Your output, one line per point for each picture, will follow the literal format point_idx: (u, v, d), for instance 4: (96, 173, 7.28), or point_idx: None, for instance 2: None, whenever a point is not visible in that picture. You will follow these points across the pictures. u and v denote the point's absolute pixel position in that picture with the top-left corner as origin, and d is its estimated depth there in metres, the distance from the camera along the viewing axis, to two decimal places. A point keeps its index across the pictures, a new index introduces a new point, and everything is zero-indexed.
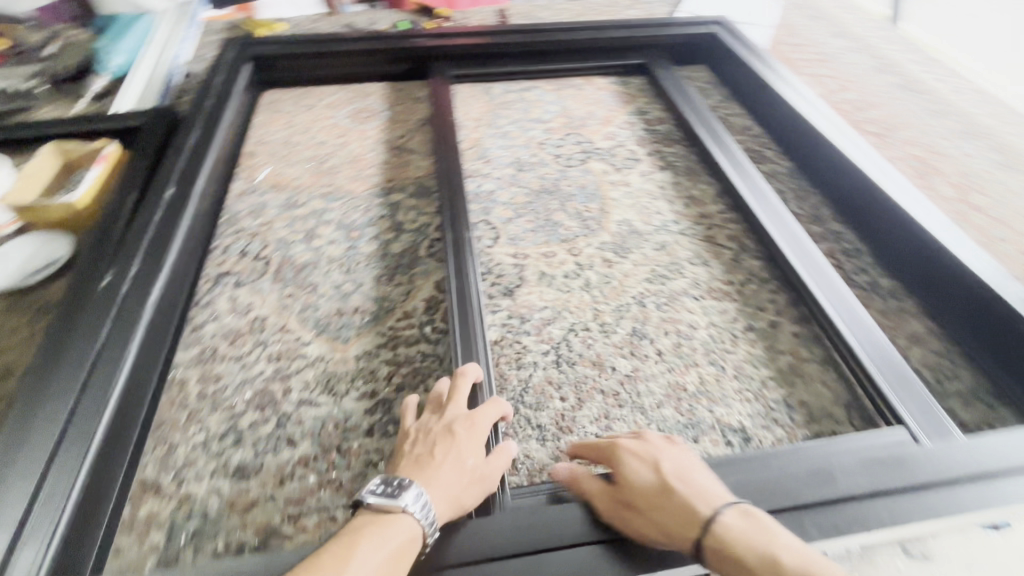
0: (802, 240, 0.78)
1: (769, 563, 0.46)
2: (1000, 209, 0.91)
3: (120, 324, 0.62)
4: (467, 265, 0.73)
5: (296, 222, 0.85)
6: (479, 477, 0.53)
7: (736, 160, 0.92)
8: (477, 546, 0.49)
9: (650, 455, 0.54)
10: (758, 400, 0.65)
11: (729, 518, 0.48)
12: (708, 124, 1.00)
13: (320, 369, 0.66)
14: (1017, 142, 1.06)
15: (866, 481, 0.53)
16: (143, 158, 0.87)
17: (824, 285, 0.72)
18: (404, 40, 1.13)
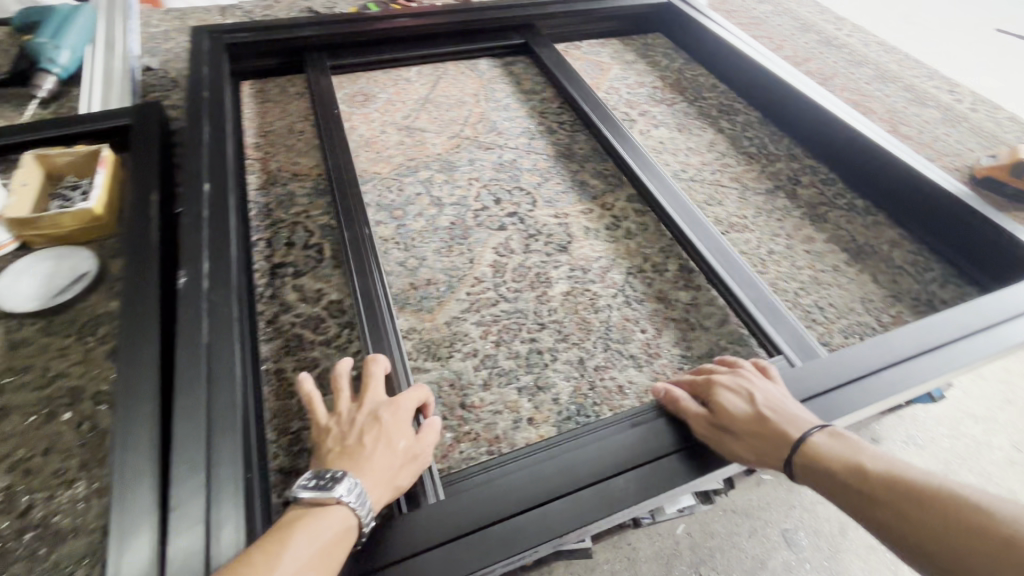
0: (679, 199, 0.84)
1: (859, 474, 0.51)
2: (922, 137, 1.11)
3: (218, 323, 0.60)
4: (370, 263, 0.70)
5: (333, 208, 0.84)
6: (407, 456, 0.52)
7: (619, 132, 0.96)
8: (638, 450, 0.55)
9: (744, 389, 0.59)
10: (797, 307, 0.77)
11: (820, 440, 0.54)
12: (588, 97, 1.03)
13: (416, 340, 0.68)
14: (919, 82, 1.29)
15: (915, 342, 0.65)
16: (148, 157, 0.81)
17: (704, 239, 0.78)
18: (378, 22, 1.11)
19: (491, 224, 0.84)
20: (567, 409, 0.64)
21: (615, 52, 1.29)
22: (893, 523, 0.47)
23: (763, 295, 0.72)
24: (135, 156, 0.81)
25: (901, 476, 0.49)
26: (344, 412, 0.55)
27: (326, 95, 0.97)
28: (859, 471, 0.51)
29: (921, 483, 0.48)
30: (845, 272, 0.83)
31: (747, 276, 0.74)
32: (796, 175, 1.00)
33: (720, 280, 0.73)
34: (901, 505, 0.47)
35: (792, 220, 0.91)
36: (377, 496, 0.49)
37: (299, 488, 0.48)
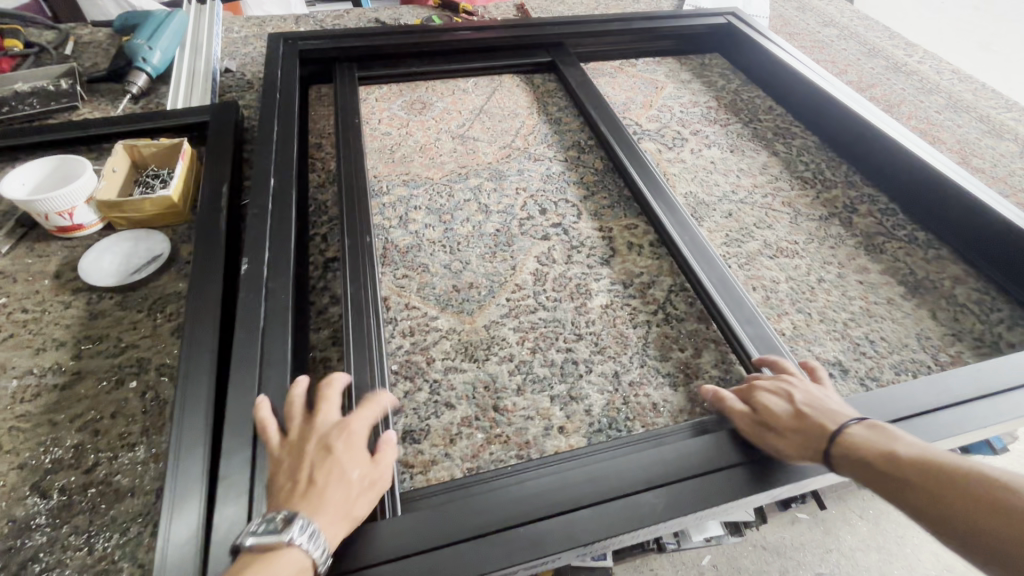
0: (688, 227, 0.82)
1: (891, 461, 0.49)
2: (996, 171, 1.05)
3: (272, 310, 0.63)
4: (363, 273, 0.72)
5: (386, 208, 0.88)
6: (367, 481, 0.50)
7: (635, 159, 0.95)
8: (673, 467, 0.54)
9: (783, 391, 0.59)
10: (845, 338, 0.74)
11: (855, 430, 0.52)
12: (609, 117, 1.03)
13: (455, 340, 0.70)
14: (996, 114, 1.22)
15: (977, 385, 0.61)
16: (223, 152, 0.87)
17: (708, 271, 0.76)
18: (446, 34, 1.17)
19: (535, 233, 0.86)
20: (599, 421, 0.64)
21: (670, 70, 1.29)
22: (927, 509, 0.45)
23: (765, 333, 0.69)
24: (211, 151, 0.88)
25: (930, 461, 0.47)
26: (293, 440, 0.52)
27: (348, 106, 1.01)
28: (891, 456, 0.49)
29: (952, 468, 0.45)
30: (902, 306, 0.79)
31: (750, 312, 0.71)
32: (853, 203, 0.97)
33: (721, 314, 0.71)
34: (931, 491, 0.45)
35: (846, 248, 0.88)
36: (333, 532, 0.46)
37: (244, 535, 0.44)
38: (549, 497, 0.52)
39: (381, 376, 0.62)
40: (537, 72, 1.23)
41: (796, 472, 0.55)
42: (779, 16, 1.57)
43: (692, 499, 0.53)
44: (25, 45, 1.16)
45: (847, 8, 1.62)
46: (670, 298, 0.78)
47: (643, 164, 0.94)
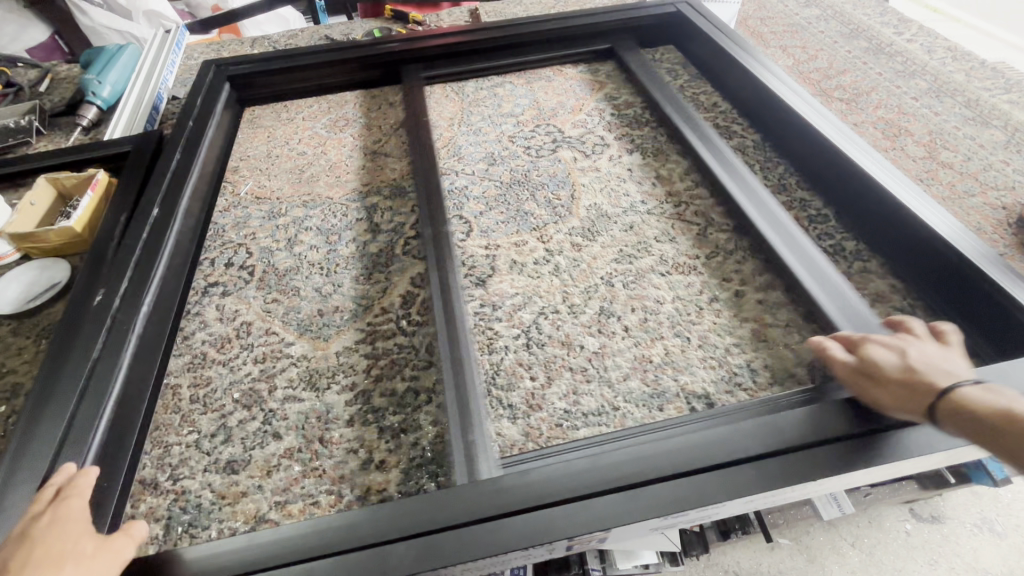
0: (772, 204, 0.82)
1: (1002, 413, 0.50)
2: (968, 165, 0.92)
3: (109, 340, 0.67)
4: (447, 258, 0.77)
5: (278, 231, 0.89)
6: (92, 548, 0.48)
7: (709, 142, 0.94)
8: (450, 512, 0.51)
9: (897, 346, 0.60)
10: (722, 367, 0.67)
11: (968, 389, 0.53)
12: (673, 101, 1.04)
13: (303, 367, 0.70)
14: (988, 97, 1.06)
15: (810, 430, 0.54)
16: (129, 182, 0.92)
17: (789, 247, 0.75)
18: (375, 48, 1.16)
19: (417, 253, 0.84)
20: (421, 456, 0.61)
21: (614, 68, 1.22)
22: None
23: (860, 308, 0.68)
24: (120, 180, 0.93)
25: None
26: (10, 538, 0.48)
27: (419, 104, 1.07)
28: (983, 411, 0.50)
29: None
30: (800, 329, 0.71)
31: (837, 287, 0.70)
32: (780, 209, 0.87)
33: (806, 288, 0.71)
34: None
35: (754, 263, 0.79)
36: None
37: None
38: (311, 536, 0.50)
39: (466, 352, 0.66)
40: (471, 80, 1.21)
41: (574, 520, 0.50)
42: None
43: (456, 546, 0.49)
44: (4, 84, 1.27)
45: None
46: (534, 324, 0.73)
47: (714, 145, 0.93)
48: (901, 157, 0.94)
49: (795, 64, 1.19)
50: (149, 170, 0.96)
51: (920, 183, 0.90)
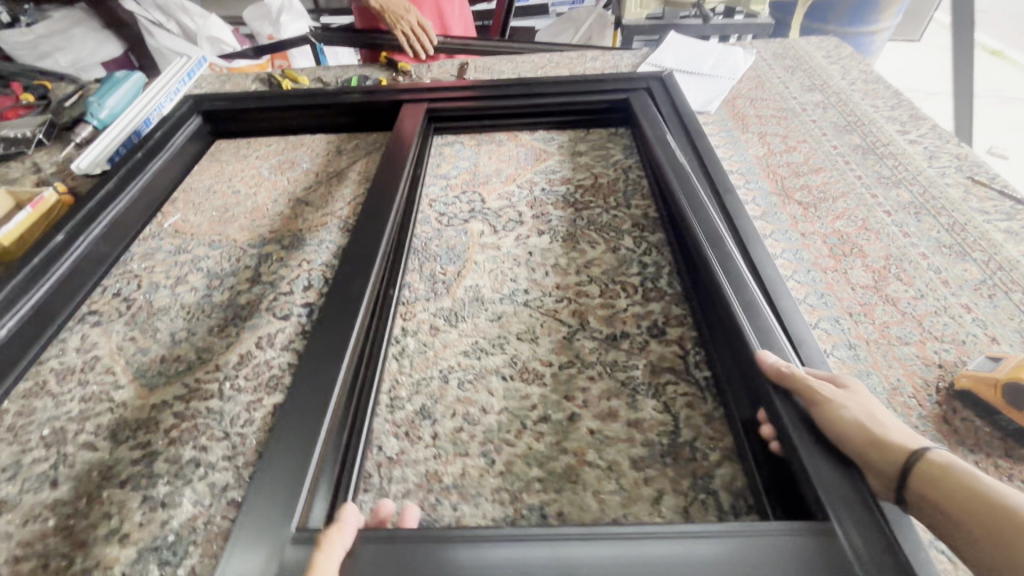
0: (748, 241, 0.75)
1: (871, 442, 0.48)
2: (916, 304, 0.77)
3: (727, 262, 0.70)
4: (375, 345, 0.74)
5: (173, 267, 0.93)
6: None
7: (681, 172, 0.87)
8: None
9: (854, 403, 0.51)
10: (512, 505, 0.59)
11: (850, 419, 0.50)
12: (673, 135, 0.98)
13: (116, 414, 0.71)
14: (981, 222, 0.89)
15: None
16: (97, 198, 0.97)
17: (763, 259, 0.72)
18: (334, 97, 1.20)
19: (279, 311, 0.83)
20: (162, 538, 0.59)
21: (569, 139, 1.17)
22: (966, 538, 0.42)
23: (763, 321, 0.63)
24: (78, 202, 1.00)
25: (992, 486, 0.43)
26: None
27: (418, 158, 1.09)
28: (983, 500, 0.42)
29: (986, 479, 0.44)
30: (621, 476, 0.61)
31: (795, 324, 0.64)
32: (669, 322, 0.77)
33: (769, 322, 0.63)
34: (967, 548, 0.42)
35: (608, 383, 0.70)
36: None
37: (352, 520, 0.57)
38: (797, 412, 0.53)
39: (355, 456, 0.62)
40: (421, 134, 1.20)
41: None
42: (757, 76, 1.34)
43: None
44: (39, 97, 1.43)
45: (856, 69, 1.33)
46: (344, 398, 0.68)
47: (720, 172, 0.87)
48: (839, 282, 0.81)
49: (764, 157, 1.08)
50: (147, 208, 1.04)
51: (848, 317, 0.76)
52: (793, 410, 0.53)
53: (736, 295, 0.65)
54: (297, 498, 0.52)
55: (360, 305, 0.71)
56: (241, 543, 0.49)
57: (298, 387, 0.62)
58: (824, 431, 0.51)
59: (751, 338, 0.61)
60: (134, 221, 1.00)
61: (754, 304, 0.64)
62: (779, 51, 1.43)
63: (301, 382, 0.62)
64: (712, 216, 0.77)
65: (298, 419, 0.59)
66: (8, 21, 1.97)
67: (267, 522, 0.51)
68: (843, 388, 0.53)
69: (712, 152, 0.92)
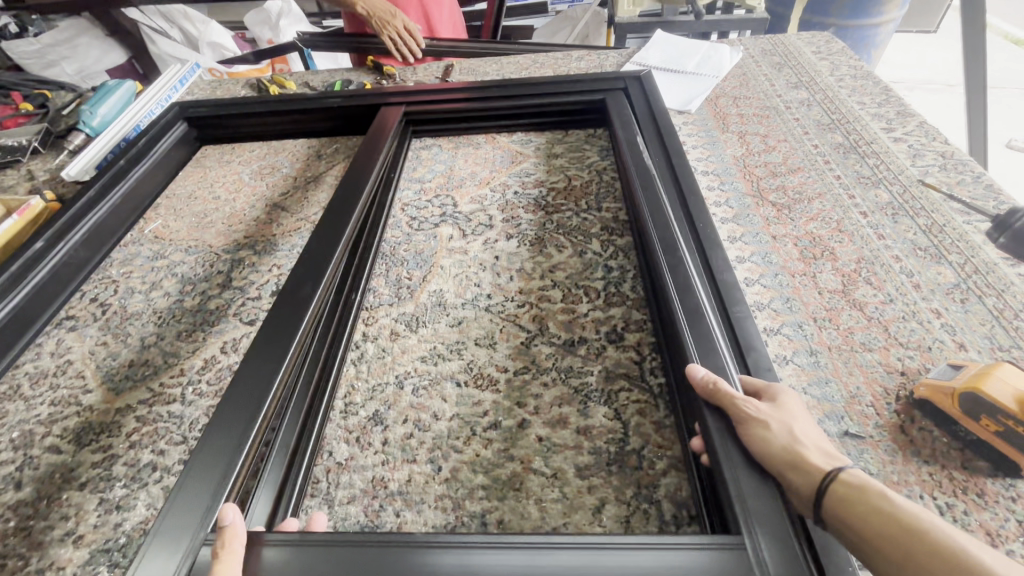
0: (703, 244, 0.74)
1: (793, 461, 0.49)
2: (883, 309, 0.75)
3: (677, 267, 0.70)
4: (333, 351, 0.75)
5: (150, 273, 0.95)
6: None
7: (645, 174, 0.87)
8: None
9: (779, 422, 0.52)
10: (453, 512, 0.59)
11: (774, 438, 0.51)
12: (644, 136, 0.97)
13: (83, 417, 0.73)
14: (962, 222, 0.86)
15: None
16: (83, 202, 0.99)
17: (716, 263, 0.72)
18: (314, 103, 1.20)
19: (246, 316, 0.84)
20: (114, 540, 0.60)
21: (546, 141, 1.16)
22: (878, 558, 0.43)
23: (707, 328, 0.63)
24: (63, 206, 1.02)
25: (905, 508, 0.43)
26: None
27: (393, 160, 1.09)
28: (896, 523, 0.42)
29: (898, 499, 0.44)
30: (565, 485, 0.61)
31: (742, 331, 0.64)
32: (627, 327, 0.76)
33: (712, 328, 0.63)
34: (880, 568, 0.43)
35: (560, 389, 0.70)
36: None
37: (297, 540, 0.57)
38: (723, 429, 0.54)
39: (302, 461, 0.64)
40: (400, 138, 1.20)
41: None
42: (744, 74, 1.31)
43: None
44: (38, 105, 1.48)
45: (846, 65, 1.30)
46: (293, 400, 0.68)
47: (686, 174, 0.86)
48: (806, 286, 0.79)
49: (743, 158, 1.06)
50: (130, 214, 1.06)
51: (812, 322, 0.74)
52: (723, 429, 0.54)
53: (682, 301, 0.66)
54: (216, 500, 0.52)
55: (311, 302, 0.70)
56: (160, 543, 0.49)
57: (237, 384, 0.61)
58: (751, 450, 0.52)
59: (691, 347, 0.62)
60: (115, 227, 1.03)
61: (699, 310, 0.65)
62: (768, 47, 1.40)
63: (241, 379, 0.62)
64: (671, 221, 0.77)
65: (234, 416, 0.58)
66: (16, 32, 2.03)
67: (185, 523, 0.50)
68: (770, 407, 0.54)
69: (681, 153, 0.91)
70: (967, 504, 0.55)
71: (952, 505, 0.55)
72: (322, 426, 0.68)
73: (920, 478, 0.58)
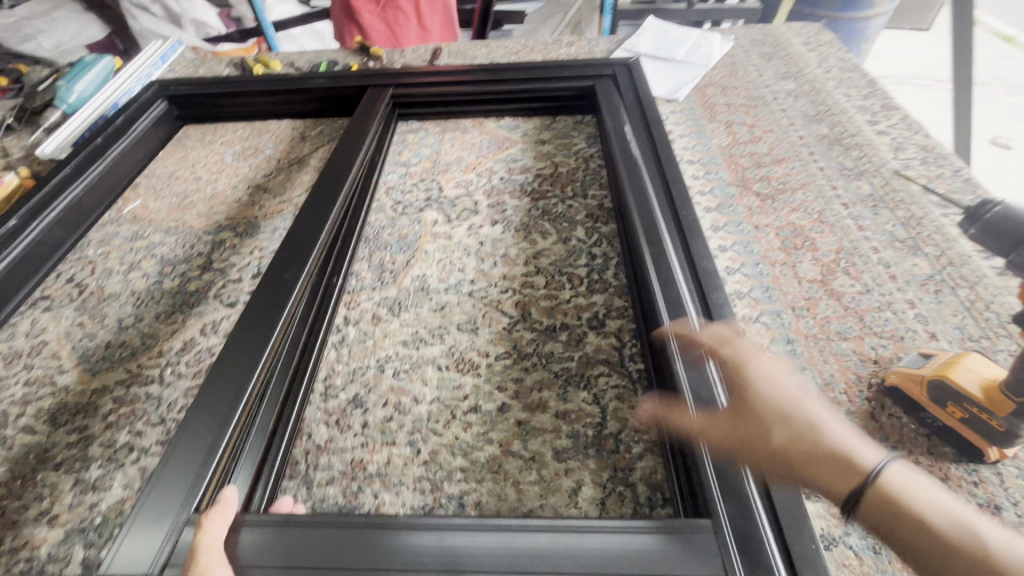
0: (686, 231, 0.74)
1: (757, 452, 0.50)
2: (860, 299, 0.76)
3: (658, 258, 0.70)
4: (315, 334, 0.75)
5: (128, 253, 0.93)
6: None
7: (631, 163, 0.87)
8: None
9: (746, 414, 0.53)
10: (432, 494, 0.60)
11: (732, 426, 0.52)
12: (629, 124, 0.97)
13: (57, 398, 0.72)
14: (938, 215, 0.88)
15: None
16: (60, 178, 0.97)
17: (697, 251, 0.72)
18: (298, 83, 1.19)
19: (226, 299, 0.83)
20: (90, 520, 0.60)
21: (534, 127, 1.15)
22: None
23: (686, 318, 0.64)
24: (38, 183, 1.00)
25: None
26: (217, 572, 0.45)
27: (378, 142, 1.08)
28: None
29: None
30: (543, 468, 0.61)
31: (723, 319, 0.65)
32: (608, 315, 0.77)
33: (690, 317, 0.64)
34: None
35: (541, 374, 0.70)
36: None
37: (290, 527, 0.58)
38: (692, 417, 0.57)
39: (282, 442, 0.64)
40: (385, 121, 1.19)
41: None
42: (732, 63, 1.31)
43: None
44: (14, 81, 1.43)
45: (833, 57, 1.30)
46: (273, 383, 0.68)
47: (671, 161, 0.86)
48: (786, 276, 0.80)
49: (728, 147, 1.06)
50: (106, 194, 1.04)
51: (791, 311, 0.75)
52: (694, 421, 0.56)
53: (662, 292, 0.66)
54: (199, 482, 0.52)
55: (295, 285, 0.70)
56: (145, 518, 0.49)
57: (218, 368, 0.61)
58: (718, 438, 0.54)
59: (669, 336, 0.62)
60: (90, 206, 1.00)
61: (676, 300, 0.65)
62: (758, 37, 1.40)
63: (224, 363, 0.61)
64: (655, 211, 0.77)
65: (218, 396, 0.58)
66: None
67: (169, 503, 0.50)
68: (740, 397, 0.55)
69: (667, 140, 0.91)
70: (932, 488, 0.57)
71: None
72: (301, 409, 0.68)
73: None
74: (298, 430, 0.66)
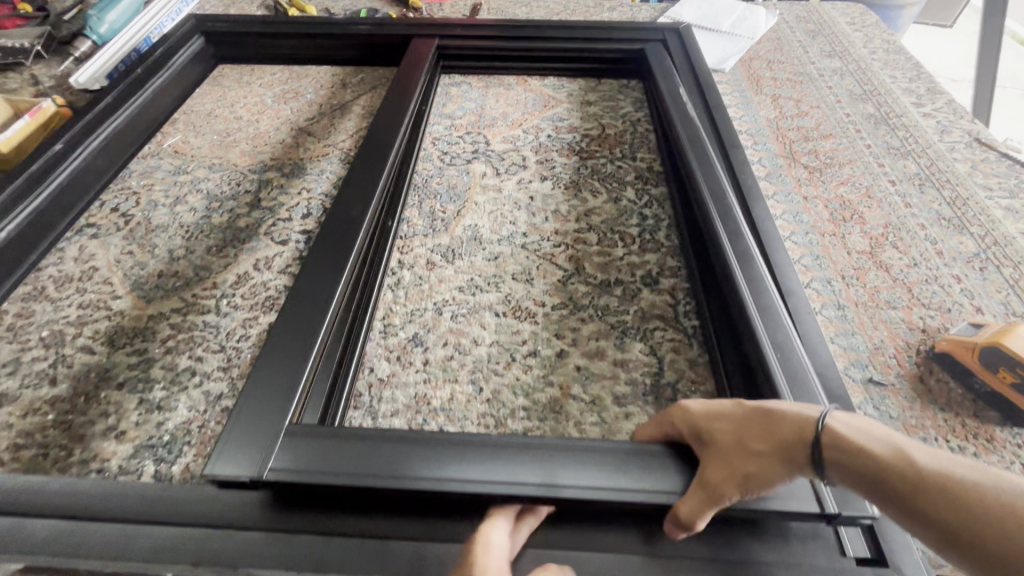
0: (749, 193, 0.75)
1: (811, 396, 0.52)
2: (908, 272, 0.77)
3: (726, 216, 0.71)
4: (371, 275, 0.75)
5: (172, 187, 0.92)
6: None
7: (688, 126, 0.87)
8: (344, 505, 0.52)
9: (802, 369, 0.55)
10: (496, 429, 0.62)
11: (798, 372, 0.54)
12: (683, 87, 0.97)
13: (113, 321, 0.72)
14: (983, 198, 0.89)
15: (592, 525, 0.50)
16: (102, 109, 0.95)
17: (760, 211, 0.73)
18: (341, 29, 1.17)
19: (277, 236, 0.83)
20: (158, 437, 0.61)
21: (579, 88, 1.14)
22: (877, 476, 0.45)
23: (755, 272, 0.65)
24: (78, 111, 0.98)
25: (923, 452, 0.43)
26: None
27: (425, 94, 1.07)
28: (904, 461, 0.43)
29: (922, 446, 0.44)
30: (603, 411, 0.63)
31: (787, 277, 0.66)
32: (662, 272, 0.78)
33: (758, 272, 0.65)
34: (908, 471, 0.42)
35: (597, 324, 0.72)
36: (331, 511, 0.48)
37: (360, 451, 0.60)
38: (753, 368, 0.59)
39: (345, 374, 0.65)
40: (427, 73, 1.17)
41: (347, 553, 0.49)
42: (777, 38, 1.30)
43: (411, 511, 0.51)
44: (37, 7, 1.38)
45: (879, 39, 1.29)
46: None
47: (727, 126, 0.86)
48: (836, 246, 0.81)
49: (775, 120, 1.06)
50: (147, 128, 1.02)
51: (840, 279, 0.77)
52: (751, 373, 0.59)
53: (730, 246, 0.68)
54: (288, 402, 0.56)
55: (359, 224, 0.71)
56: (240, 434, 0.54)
57: (292, 301, 0.64)
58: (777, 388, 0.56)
59: (740, 289, 0.64)
60: (132, 140, 0.99)
61: (745, 255, 0.67)
62: (802, 14, 1.38)
63: (297, 297, 0.65)
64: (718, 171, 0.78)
65: (297, 328, 0.62)
66: None
67: (263, 420, 0.55)
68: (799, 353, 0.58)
69: (722, 106, 0.91)
70: (978, 448, 0.60)
71: (963, 447, 0.60)
72: (362, 344, 0.69)
73: (935, 422, 0.62)
74: (360, 364, 0.67)
